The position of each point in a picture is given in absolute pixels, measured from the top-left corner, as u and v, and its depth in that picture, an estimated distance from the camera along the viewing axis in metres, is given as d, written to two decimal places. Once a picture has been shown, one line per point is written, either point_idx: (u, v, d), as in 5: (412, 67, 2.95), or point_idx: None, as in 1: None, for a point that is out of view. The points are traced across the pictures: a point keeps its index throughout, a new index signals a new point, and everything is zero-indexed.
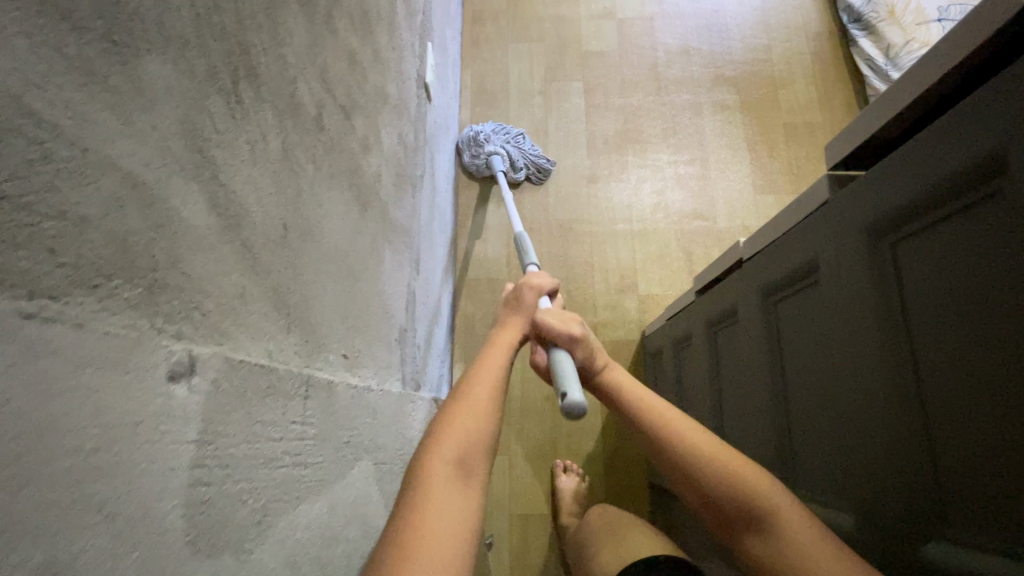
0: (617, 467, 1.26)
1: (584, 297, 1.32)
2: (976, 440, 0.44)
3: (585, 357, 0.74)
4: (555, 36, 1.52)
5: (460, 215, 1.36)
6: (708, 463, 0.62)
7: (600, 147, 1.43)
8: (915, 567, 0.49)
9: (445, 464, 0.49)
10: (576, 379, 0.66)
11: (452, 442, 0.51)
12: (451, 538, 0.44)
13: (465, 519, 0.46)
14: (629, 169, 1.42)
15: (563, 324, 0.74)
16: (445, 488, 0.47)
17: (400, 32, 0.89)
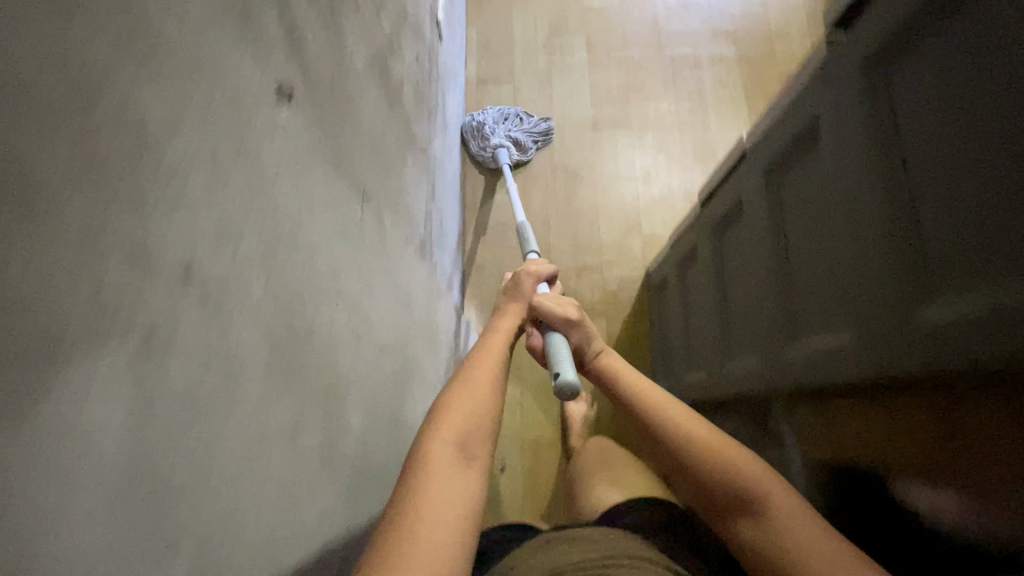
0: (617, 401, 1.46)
1: (590, 248, 1.41)
2: (962, 228, 0.49)
3: (580, 340, 0.84)
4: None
5: (471, 182, 1.46)
6: (692, 453, 0.67)
7: (604, 102, 1.50)
8: (917, 358, 0.55)
9: (446, 448, 0.56)
10: (570, 360, 0.77)
11: (453, 428, 0.57)
12: (452, 521, 0.50)
13: (465, 499, 0.53)
14: (632, 121, 1.49)
15: (559, 308, 0.83)
16: (445, 467, 0.54)
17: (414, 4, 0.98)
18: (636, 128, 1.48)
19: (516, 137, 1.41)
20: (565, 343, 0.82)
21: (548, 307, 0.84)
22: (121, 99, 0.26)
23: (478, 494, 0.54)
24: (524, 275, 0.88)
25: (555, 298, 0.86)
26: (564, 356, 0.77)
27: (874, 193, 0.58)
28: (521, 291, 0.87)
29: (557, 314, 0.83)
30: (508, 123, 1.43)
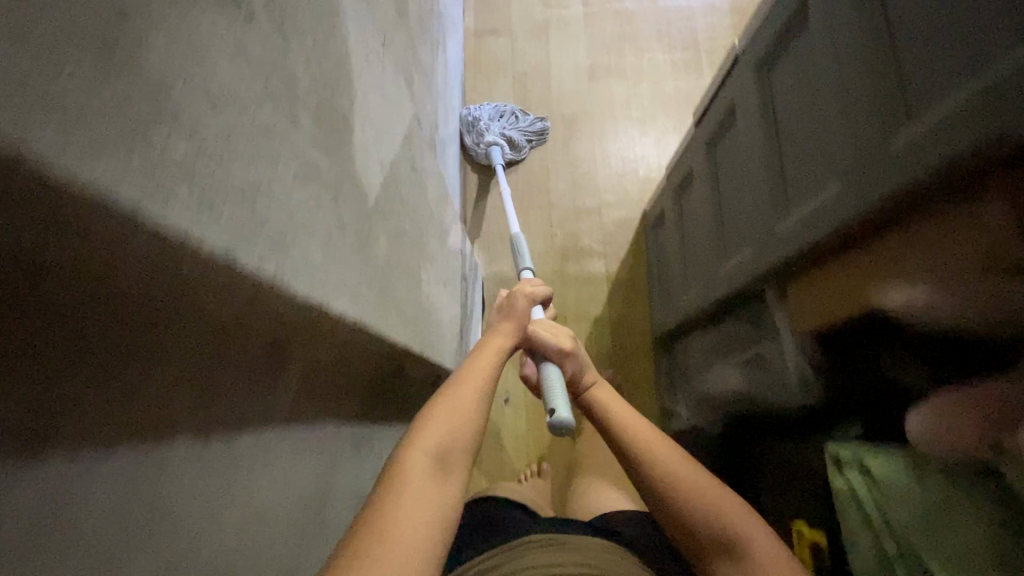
0: None
1: (597, 225, 1.37)
2: (943, 113, 0.40)
3: (574, 371, 0.88)
4: None
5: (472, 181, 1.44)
6: (672, 481, 0.67)
7: (606, 75, 1.50)
8: (951, 277, 0.42)
9: (424, 461, 0.57)
10: (562, 394, 0.80)
11: (433, 437, 0.59)
12: (424, 519, 0.53)
13: (442, 508, 0.55)
14: (634, 92, 1.48)
15: (554, 337, 0.90)
16: (424, 478, 0.56)
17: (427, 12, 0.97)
18: (625, 105, 1.46)
19: (510, 134, 1.37)
20: (559, 373, 0.87)
21: (544, 335, 0.91)
22: (152, 36, 0.19)
23: (455, 496, 0.57)
24: (519, 292, 0.94)
25: (548, 325, 0.93)
26: (557, 388, 0.81)
27: (771, 181, 0.68)
28: (517, 310, 0.91)
29: (553, 344, 0.90)
30: (502, 120, 1.38)
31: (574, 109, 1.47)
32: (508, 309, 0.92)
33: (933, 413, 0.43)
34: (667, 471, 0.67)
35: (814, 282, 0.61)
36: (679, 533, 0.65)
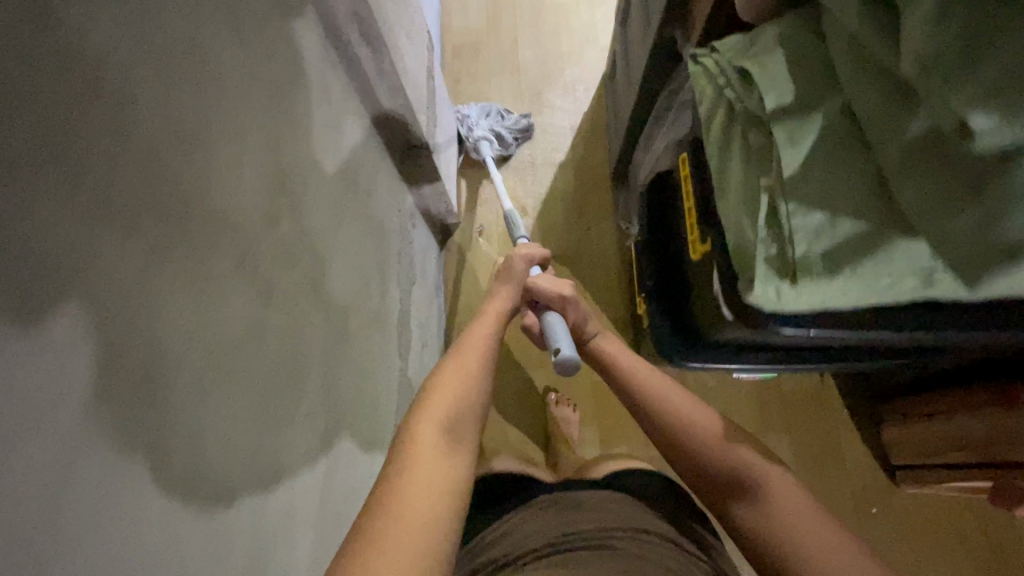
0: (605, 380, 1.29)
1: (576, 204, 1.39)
2: None
3: (576, 318, 0.91)
4: None
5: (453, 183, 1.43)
6: (696, 432, 0.73)
7: (563, 44, 1.53)
8: None
9: (434, 431, 0.63)
10: (567, 338, 0.85)
11: (435, 417, 0.64)
12: (430, 493, 0.57)
13: (449, 483, 0.59)
14: (591, 51, 1.52)
15: (554, 286, 0.91)
16: (432, 453, 0.61)
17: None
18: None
19: (498, 127, 1.38)
20: (562, 321, 0.89)
21: (545, 288, 0.92)
22: None
23: (465, 467, 0.62)
24: (516, 256, 0.93)
25: (552, 278, 0.93)
26: (560, 333, 0.85)
27: None
28: (512, 272, 0.92)
29: (554, 293, 0.91)
30: (490, 117, 1.39)
31: (541, 86, 1.50)
32: (504, 272, 0.92)
33: None
34: (686, 421, 0.74)
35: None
36: (710, 490, 0.70)
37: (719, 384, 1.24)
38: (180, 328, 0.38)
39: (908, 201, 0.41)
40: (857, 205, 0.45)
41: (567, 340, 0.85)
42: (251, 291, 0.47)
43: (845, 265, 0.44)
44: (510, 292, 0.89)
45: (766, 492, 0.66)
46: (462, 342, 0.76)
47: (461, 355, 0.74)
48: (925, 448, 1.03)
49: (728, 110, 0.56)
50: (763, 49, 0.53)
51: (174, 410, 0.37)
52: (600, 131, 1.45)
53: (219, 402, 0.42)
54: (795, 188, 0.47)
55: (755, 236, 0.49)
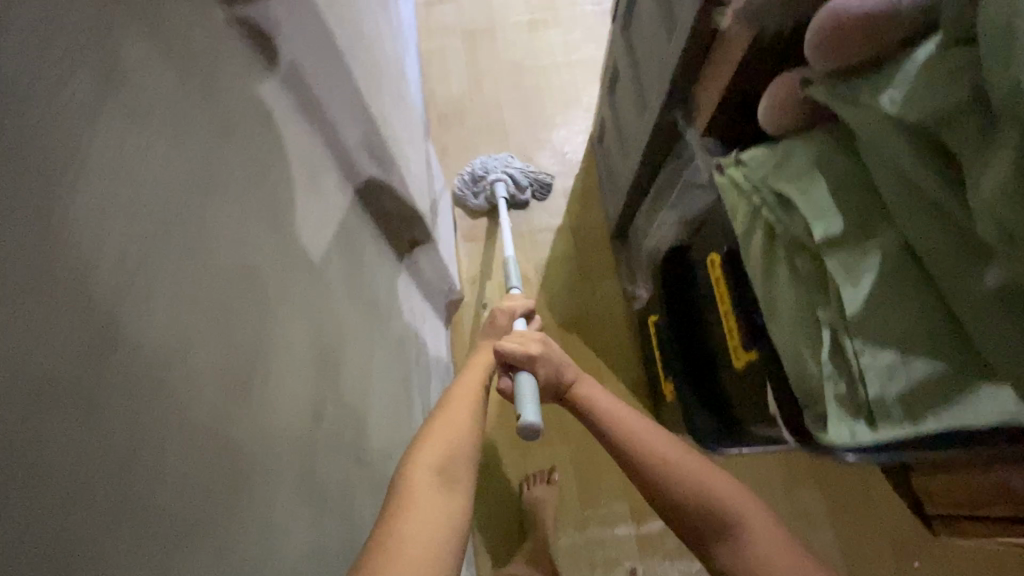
0: (650, 533, 1.17)
1: (590, 324, 1.33)
2: None
3: (548, 375, 0.79)
4: (465, 76, 1.59)
5: (456, 320, 1.35)
6: (666, 468, 0.67)
7: (546, 149, 1.50)
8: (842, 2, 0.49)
9: (426, 478, 0.57)
10: (534, 402, 0.73)
11: (429, 460, 0.60)
12: (429, 551, 0.51)
13: (449, 520, 0.54)
14: (574, 153, 1.50)
15: (522, 346, 0.78)
16: (427, 496, 0.56)
17: (411, 181, 0.89)
18: (565, 60, 1.59)
19: (513, 171, 1.40)
20: (534, 384, 0.77)
21: (510, 347, 0.78)
22: None
23: (463, 511, 0.57)
24: (500, 310, 0.93)
25: (518, 335, 0.81)
26: (526, 396, 0.73)
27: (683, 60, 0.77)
28: (497, 326, 0.92)
29: (521, 354, 0.77)
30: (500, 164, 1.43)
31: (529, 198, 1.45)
32: (490, 329, 0.92)
33: (767, 93, 0.56)
34: (671, 466, 0.67)
35: (709, 87, 0.73)
36: (688, 530, 0.65)
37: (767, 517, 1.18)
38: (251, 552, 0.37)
39: (993, 359, 0.40)
40: (930, 344, 0.43)
41: (535, 408, 0.73)
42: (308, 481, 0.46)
43: (925, 408, 0.43)
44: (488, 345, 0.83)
45: (741, 526, 0.62)
46: (439, 410, 0.67)
47: (444, 414, 0.66)
48: (966, 503, 1.01)
49: (766, 230, 0.55)
50: (801, 171, 0.52)
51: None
52: (594, 191, 1.46)
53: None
54: (863, 327, 0.45)
55: (822, 374, 0.48)
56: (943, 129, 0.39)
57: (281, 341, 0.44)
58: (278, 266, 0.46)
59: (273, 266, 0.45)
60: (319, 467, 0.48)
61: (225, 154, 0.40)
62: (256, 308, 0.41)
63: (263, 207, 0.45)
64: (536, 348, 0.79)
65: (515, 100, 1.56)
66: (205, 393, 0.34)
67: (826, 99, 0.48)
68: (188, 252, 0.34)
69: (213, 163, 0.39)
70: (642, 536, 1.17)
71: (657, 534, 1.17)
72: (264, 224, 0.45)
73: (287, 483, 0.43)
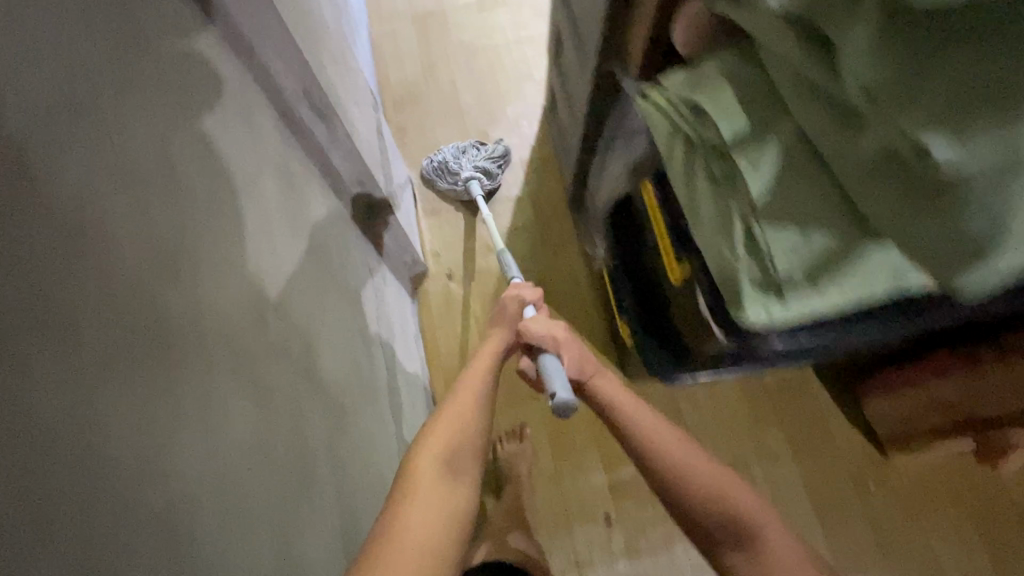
0: (622, 481, 1.21)
1: (553, 287, 1.37)
2: None
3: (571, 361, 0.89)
4: (418, 56, 1.61)
5: (421, 291, 1.38)
6: (677, 472, 0.74)
7: (501, 122, 1.53)
8: None
9: (429, 469, 0.73)
10: (561, 377, 0.83)
11: (434, 452, 0.75)
12: (426, 536, 0.66)
13: (453, 509, 0.70)
14: (530, 124, 1.53)
15: (546, 331, 0.90)
16: (428, 483, 0.71)
17: (361, 141, 0.91)
18: (515, 37, 1.63)
19: (481, 163, 1.38)
20: (557, 362, 0.87)
21: (535, 331, 0.90)
22: None
23: (461, 499, 0.72)
24: (509, 299, 0.96)
25: (543, 321, 0.92)
26: (554, 373, 0.84)
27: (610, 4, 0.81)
28: (506, 312, 0.96)
29: (546, 340, 0.90)
30: (470, 155, 1.39)
31: None
32: (500, 314, 0.96)
33: (682, 16, 0.61)
34: (683, 475, 0.73)
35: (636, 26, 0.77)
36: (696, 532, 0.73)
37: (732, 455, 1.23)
38: (177, 444, 0.40)
39: (874, 216, 0.44)
40: (827, 217, 0.47)
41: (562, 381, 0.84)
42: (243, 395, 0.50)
43: (825, 275, 0.47)
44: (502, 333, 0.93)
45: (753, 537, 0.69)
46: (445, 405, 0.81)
47: (455, 402, 0.82)
48: (907, 419, 1.07)
49: (686, 142, 0.59)
50: (712, 83, 0.56)
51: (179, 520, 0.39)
52: (551, 161, 1.49)
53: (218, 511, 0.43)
54: (768, 213, 0.49)
55: (737, 259, 0.52)
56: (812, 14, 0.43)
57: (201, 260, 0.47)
58: (198, 189, 0.48)
59: (194, 189, 0.48)
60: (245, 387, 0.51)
61: (142, 72, 0.43)
62: (174, 222, 0.44)
63: (184, 134, 0.47)
64: (559, 336, 0.90)
65: (469, 77, 1.59)
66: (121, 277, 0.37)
67: (729, 12, 0.53)
68: (105, 148, 0.37)
69: (129, 79, 0.41)
70: (614, 484, 1.21)
71: (629, 483, 1.21)
72: (186, 150, 0.47)
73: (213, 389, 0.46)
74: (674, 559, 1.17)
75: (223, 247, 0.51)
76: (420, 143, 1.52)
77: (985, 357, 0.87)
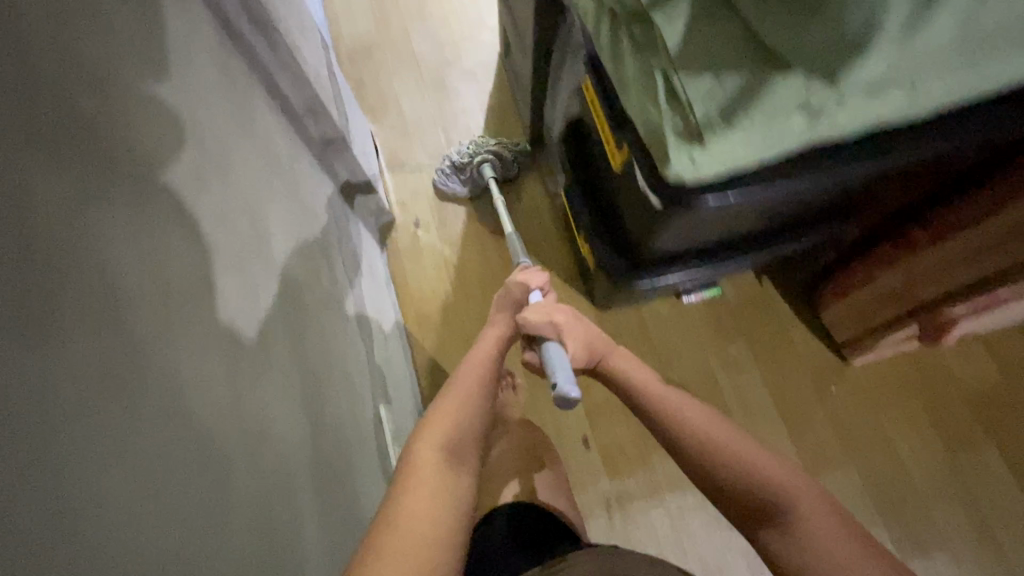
0: (598, 405, 1.25)
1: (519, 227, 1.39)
2: None
3: (575, 344, 0.91)
4: (369, 12, 1.60)
5: (391, 242, 1.39)
6: (709, 451, 0.78)
7: (458, 72, 1.54)
8: None
9: (429, 453, 0.78)
10: (565, 368, 0.83)
11: (436, 438, 0.81)
12: (424, 517, 0.70)
13: (452, 496, 0.75)
14: (486, 72, 1.54)
15: (545, 316, 0.91)
16: (427, 468, 0.77)
17: (309, 70, 0.91)
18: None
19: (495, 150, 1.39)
20: (562, 352, 0.87)
21: (533, 319, 0.91)
22: None
23: (460, 487, 0.77)
24: (512, 283, 1.00)
25: (545, 305, 0.93)
26: (558, 363, 0.84)
27: None
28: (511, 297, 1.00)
29: (544, 324, 0.90)
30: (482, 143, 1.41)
31: (447, 120, 1.50)
32: (504, 298, 1.01)
33: None
34: (711, 450, 0.77)
35: None
36: (739, 516, 0.74)
37: (702, 372, 1.27)
38: (138, 280, 0.43)
39: (776, 42, 0.48)
40: (736, 56, 0.50)
41: (568, 375, 0.83)
42: (196, 261, 0.51)
43: (739, 111, 0.50)
44: (504, 320, 0.99)
45: (793, 513, 0.69)
46: (447, 395, 0.88)
47: (456, 391, 0.88)
48: (861, 314, 1.12)
49: (609, 16, 0.61)
50: None
51: (145, 347, 0.41)
52: (508, 107, 1.51)
53: (180, 350, 0.46)
54: (684, 63, 0.52)
55: (661, 114, 0.54)
56: None
57: (153, 125, 0.49)
58: (143, 60, 0.50)
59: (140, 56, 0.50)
60: (208, 260, 0.53)
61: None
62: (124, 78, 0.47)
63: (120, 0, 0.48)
64: (558, 319, 0.91)
65: (422, 29, 1.58)
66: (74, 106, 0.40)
67: None
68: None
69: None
70: (591, 409, 1.25)
71: (603, 403, 1.25)
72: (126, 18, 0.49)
73: (171, 245, 0.48)
74: (652, 473, 1.21)
75: (174, 131, 0.53)
76: (378, 98, 1.52)
77: (918, 237, 0.92)
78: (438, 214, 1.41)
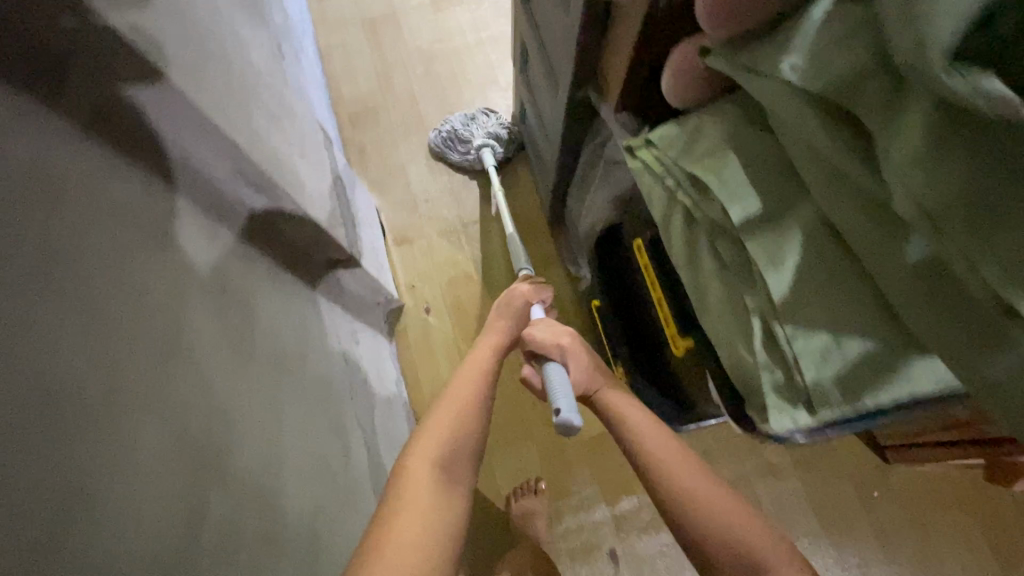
0: (628, 514, 1.16)
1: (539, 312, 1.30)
2: None
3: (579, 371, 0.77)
4: (372, 71, 1.48)
5: (400, 329, 1.29)
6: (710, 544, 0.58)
7: None
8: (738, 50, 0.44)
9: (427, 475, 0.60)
10: (567, 391, 0.71)
11: (433, 451, 0.63)
12: (414, 549, 0.52)
13: (440, 518, 0.56)
14: None
15: (551, 337, 0.81)
16: (421, 481, 0.59)
17: (312, 198, 0.81)
18: (475, 39, 1.50)
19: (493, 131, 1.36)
20: (563, 372, 0.75)
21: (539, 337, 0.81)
22: None
23: (453, 508, 0.58)
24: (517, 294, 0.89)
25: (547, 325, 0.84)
26: (559, 385, 0.71)
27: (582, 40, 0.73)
28: (512, 308, 0.87)
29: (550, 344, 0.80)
30: (481, 122, 1.38)
31: (457, 191, 1.39)
32: (505, 307, 0.87)
33: (672, 63, 0.52)
34: None
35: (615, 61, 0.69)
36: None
37: (737, 474, 1.19)
38: None
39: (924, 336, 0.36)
40: (860, 322, 0.41)
41: (568, 395, 0.71)
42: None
43: (865, 391, 0.40)
44: (504, 326, 0.83)
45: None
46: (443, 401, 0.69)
47: (453, 398, 0.69)
48: (918, 431, 1.02)
49: (684, 214, 0.52)
50: (712, 152, 0.48)
51: None
52: (523, 177, 1.41)
53: None
54: (795, 316, 0.43)
55: (757, 362, 0.45)
56: (843, 96, 0.36)
57: (141, 418, 0.40)
58: (119, 331, 0.40)
59: (116, 331, 0.40)
60: (227, 545, 0.45)
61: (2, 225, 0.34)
62: (105, 382, 0.38)
63: (78, 275, 0.38)
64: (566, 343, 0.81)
65: (428, 87, 1.46)
66: (39, 494, 0.31)
67: (727, 69, 0.45)
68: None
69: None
70: (620, 519, 1.16)
71: (635, 512, 1.16)
72: (90, 290, 0.39)
73: None
74: None
75: (161, 409, 0.42)
76: (385, 168, 1.41)
77: None
78: (451, 296, 1.31)
